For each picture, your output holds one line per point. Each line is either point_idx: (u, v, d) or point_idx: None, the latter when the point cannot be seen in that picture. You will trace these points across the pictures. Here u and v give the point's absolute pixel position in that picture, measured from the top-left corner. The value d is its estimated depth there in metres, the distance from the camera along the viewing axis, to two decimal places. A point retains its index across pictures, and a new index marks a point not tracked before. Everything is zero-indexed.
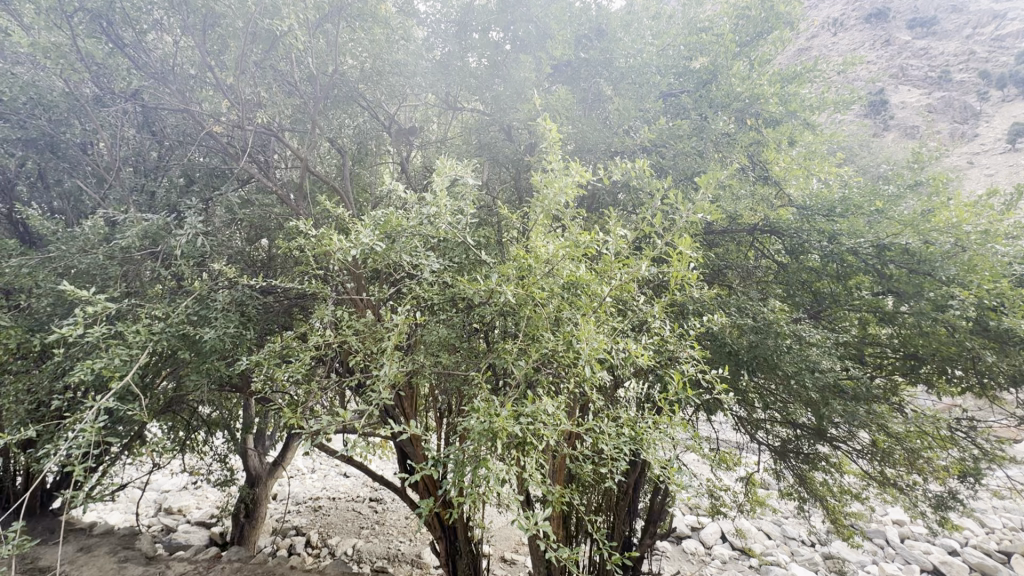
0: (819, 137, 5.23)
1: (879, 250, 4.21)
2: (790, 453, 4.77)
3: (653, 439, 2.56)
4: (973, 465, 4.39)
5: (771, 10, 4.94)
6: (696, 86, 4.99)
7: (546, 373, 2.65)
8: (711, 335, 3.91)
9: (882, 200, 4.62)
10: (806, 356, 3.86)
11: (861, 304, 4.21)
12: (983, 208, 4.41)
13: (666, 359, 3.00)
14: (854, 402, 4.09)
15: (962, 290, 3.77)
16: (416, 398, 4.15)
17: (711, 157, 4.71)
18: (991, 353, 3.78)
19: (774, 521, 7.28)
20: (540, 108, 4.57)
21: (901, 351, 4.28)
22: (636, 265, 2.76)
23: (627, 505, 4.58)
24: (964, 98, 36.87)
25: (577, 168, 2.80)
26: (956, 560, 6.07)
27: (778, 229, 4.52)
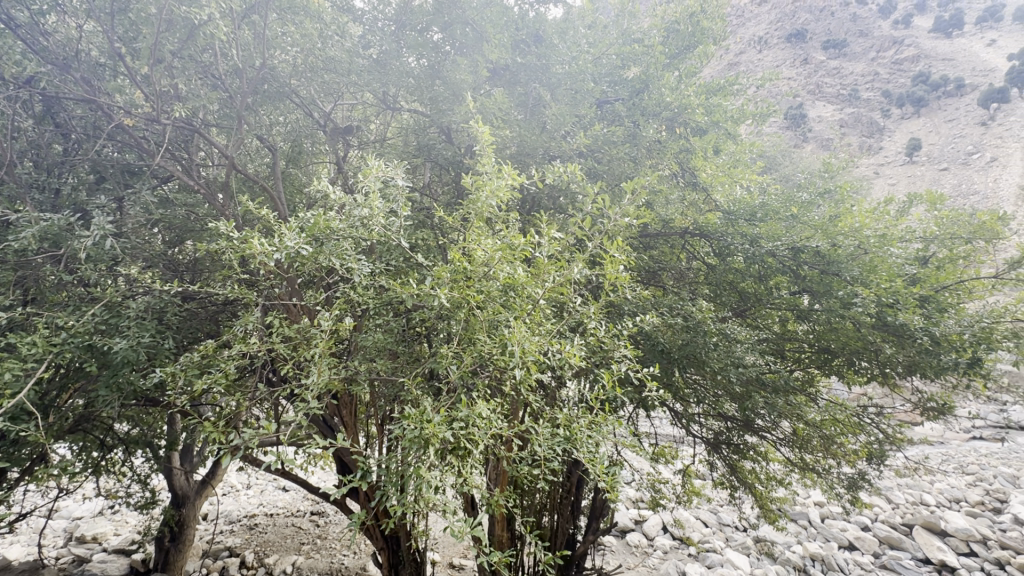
0: (742, 147, 5.58)
1: (794, 253, 4.55)
2: (721, 444, 5.02)
3: (587, 438, 2.60)
4: (878, 447, 4.80)
5: (696, 26, 5.22)
6: (629, 94, 5.18)
7: (482, 377, 2.64)
8: (646, 334, 4.06)
9: (797, 206, 4.98)
10: (731, 353, 4.08)
11: (780, 303, 4.52)
12: (880, 215, 4.87)
13: (601, 358, 3.07)
14: (774, 393, 4.37)
15: (864, 289, 4.13)
16: (356, 405, 4.01)
17: (644, 163, 4.89)
18: (889, 344, 4.16)
19: (710, 510, 7.65)
20: (478, 110, 4.57)
21: (816, 345, 4.62)
22: (569, 267, 2.82)
23: (573, 502, 4.66)
24: (870, 114, 40.64)
25: (510, 171, 2.83)
26: (867, 535, 6.61)
27: (706, 233, 4.78)
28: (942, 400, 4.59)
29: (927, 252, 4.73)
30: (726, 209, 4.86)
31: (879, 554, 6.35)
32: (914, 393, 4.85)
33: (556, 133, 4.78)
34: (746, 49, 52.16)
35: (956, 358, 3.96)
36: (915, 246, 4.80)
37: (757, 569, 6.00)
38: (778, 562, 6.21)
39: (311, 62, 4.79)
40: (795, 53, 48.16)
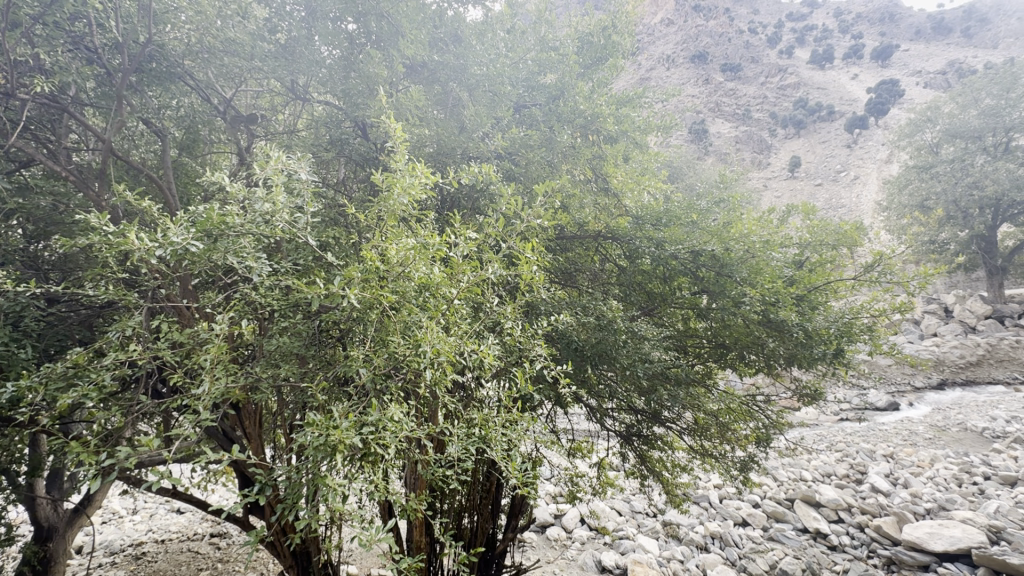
0: (649, 156, 5.94)
1: (694, 256, 4.87)
2: (632, 436, 5.32)
3: (502, 435, 2.62)
4: (764, 432, 5.33)
5: (608, 39, 5.52)
6: (546, 100, 5.33)
7: (395, 379, 2.56)
8: (559, 334, 4.17)
9: (697, 213, 5.38)
10: (638, 349, 4.34)
11: (683, 302, 4.87)
12: (764, 224, 5.45)
13: (516, 357, 3.11)
14: (677, 386, 4.69)
15: (751, 289, 4.59)
16: (261, 415, 3.72)
17: (559, 168, 5.05)
18: (772, 339, 4.65)
19: (623, 499, 8.04)
20: (394, 106, 4.44)
21: (713, 340, 5.04)
22: (484, 268, 2.82)
23: (492, 501, 4.68)
24: (760, 133, 45.22)
25: (423, 169, 2.76)
26: (757, 512, 7.30)
27: (616, 236, 5.03)
28: (814, 387, 5.21)
29: (802, 256, 5.36)
30: (635, 214, 5.13)
31: (767, 527, 7.06)
32: (794, 381, 5.43)
33: (473, 134, 4.76)
34: (655, 66, 55.84)
35: (824, 349, 4.53)
36: (792, 251, 5.41)
37: (665, 551, 6.41)
38: (683, 543, 6.68)
39: (207, 41, 4.35)
40: (697, 73, 52.36)
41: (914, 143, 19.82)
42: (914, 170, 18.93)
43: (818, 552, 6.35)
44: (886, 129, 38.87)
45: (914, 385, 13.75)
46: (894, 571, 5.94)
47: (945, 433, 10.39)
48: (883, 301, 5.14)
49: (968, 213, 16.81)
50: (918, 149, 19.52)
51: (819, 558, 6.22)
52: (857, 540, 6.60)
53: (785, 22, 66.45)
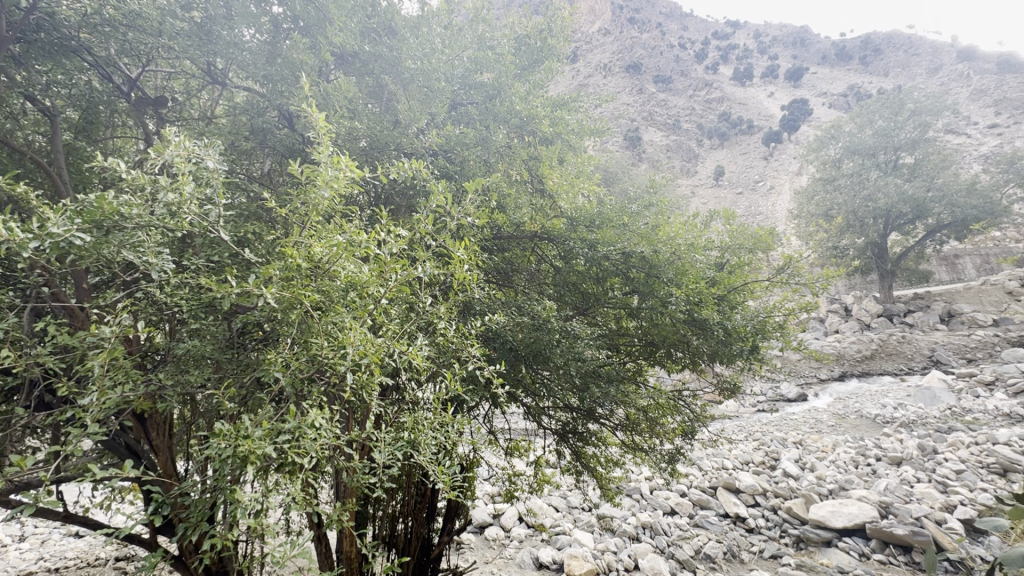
0: (583, 159, 6.08)
1: (625, 257, 5.03)
2: (568, 434, 5.41)
3: (432, 438, 2.55)
4: (690, 425, 5.61)
5: (544, 42, 5.63)
6: (482, 99, 5.30)
7: (317, 384, 2.42)
8: (493, 334, 4.15)
9: (628, 215, 5.54)
10: (572, 348, 4.41)
11: (614, 302, 5.02)
12: (689, 228, 5.75)
13: (448, 358, 3.05)
14: (609, 383, 4.82)
15: (677, 290, 4.82)
16: (171, 425, 3.39)
17: (495, 168, 5.05)
18: (695, 336, 4.91)
19: (560, 495, 8.18)
20: (322, 96, 4.22)
21: (643, 339, 5.23)
22: (413, 267, 2.73)
23: (428, 504, 4.57)
24: (689, 142, 47.85)
25: (348, 162, 2.59)
26: (684, 500, 7.68)
27: (552, 237, 5.08)
28: (734, 381, 5.56)
29: (723, 258, 5.71)
30: (570, 215, 5.21)
31: (692, 515, 7.44)
32: (716, 376, 5.75)
33: (407, 129, 4.62)
34: (593, 73, 57.59)
35: (741, 346, 4.85)
36: (713, 253, 5.76)
37: (599, 544, 6.58)
38: (616, 535, 6.89)
39: (106, 12, 3.96)
40: (632, 82, 54.52)
41: (821, 157, 21.78)
42: (820, 183, 20.84)
43: (737, 536, 6.79)
44: (798, 144, 42.45)
45: (819, 377, 15.11)
46: (802, 548, 6.47)
47: (845, 420, 11.49)
48: (792, 300, 5.58)
49: (864, 222, 18.74)
50: (824, 163, 21.51)
51: (738, 541, 6.65)
52: (771, 522, 7.12)
53: (711, 40, 70.94)
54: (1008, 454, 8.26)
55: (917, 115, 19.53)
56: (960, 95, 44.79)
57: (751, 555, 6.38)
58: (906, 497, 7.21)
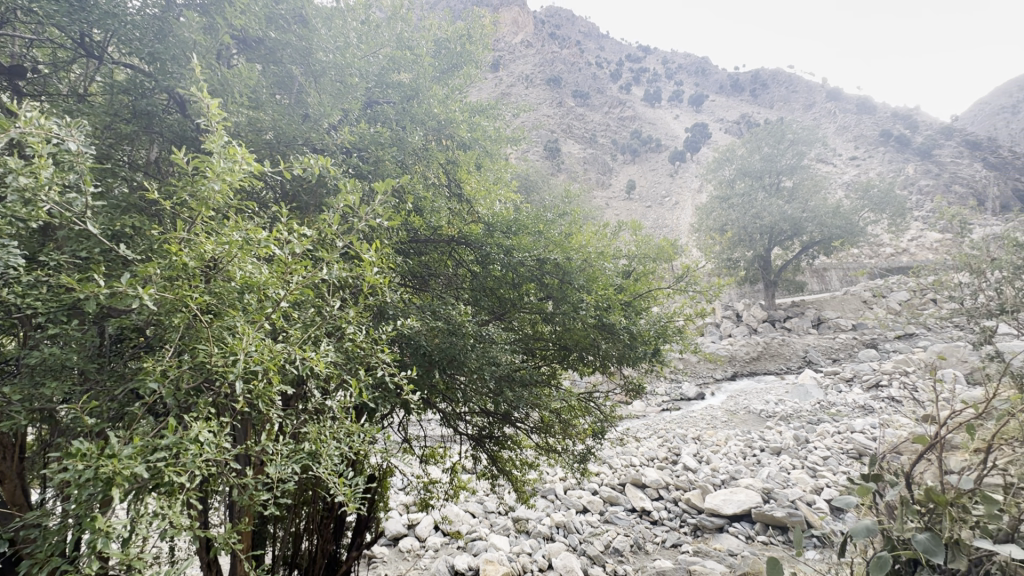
0: (502, 165, 6.17)
1: (540, 264, 5.13)
2: (484, 438, 5.47)
3: (336, 448, 2.43)
4: (599, 425, 5.85)
5: (462, 49, 5.70)
6: (399, 99, 5.17)
7: (205, 394, 2.21)
8: (407, 339, 4.05)
9: (543, 223, 5.60)
10: (486, 353, 4.43)
11: (529, 307, 5.14)
12: (597, 237, 6.08)
13: (356, 364, 2.93)
14: (522, 386, 4.90)
15: (587, 295, 5.06)
16: (21, 450, 2.96)
17: (411, 169, 4.95)
18: (604, 340, 5.16)
19: (476, 501, 8.15)
20: (221, 82, 3.87)
21: (557, 343, 5.41)
22: (318, 268, 2.58)
23: (336, 518, 4.37)
24: (604, 156, 50.38)
25: (246, 155, 2.39)
26: (595, 498, 7.99)
27: (468, 241, 5.08)
28: (639, 382, 5.91)
29: (630, 267, 6.08)
30: (487, 220, 5.17)
31: (603, 511, 7.76)
32: (624, 378, 6.06)
33: (318, 124, 4.37)
34: (515, 83, 58.80)
35: (645, 349, 5.24)
36: (621, 261, 6.11)
37: (515, 547, 6.64)
38: (531, 536, 7.00)
39: None
40: (552, 96, 56.40)
41: (717, 178, 24.00)
42: (716, 201, 22.93)
43: (643, 528, 7.20)
44: (699, 164, 46.40)
45: (714, 377, 16.53)
46: (698, 535, 7.01)
47: (736, 416, 12.67)
48: (690, 307, 6.07)
49: (753, 238, 20.88)
50: (719, 183, 23.72)
51: (644, 533, 7.05)
52: (672, 513, 7.63)
53: (624, 63, 75.62)
54: (861, 440, 9.59)
55: (795, 146, 22.23)
56: (827, 130, 51.80)
57: (655, 545, 6.79)
58: (785, 483, 8.10)
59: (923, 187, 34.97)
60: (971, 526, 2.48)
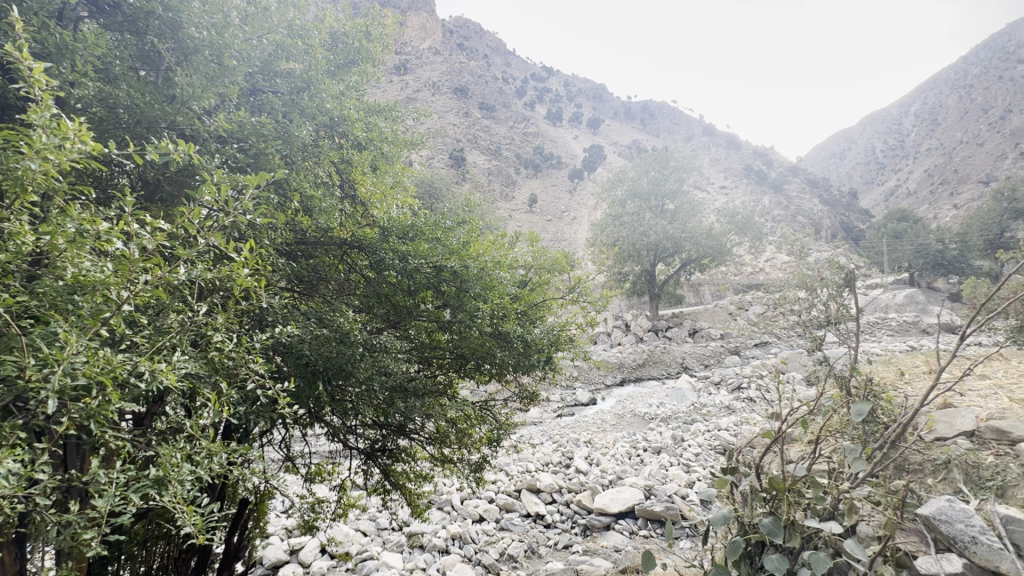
0: (401, 170, 6.05)
1: (437, 271, 4.99)
2: (376, 452, 5.26)
3: (189, 470, 2.13)
4: (495, 434, 5.83)
5: (360, 45, 5.42)
6: (287, 90, 4.76)
7: (15, 413, 1.82)
8: (288, 348, 3.74)
9: (443, 228, 5.29)
10: (376, 362, 4.20)
11: (425, 315, 5.04)
12: (495, 246, 6.18)
13: (221, 375, 2.62)
14: (415, 396, 4.73)
15: (484, 304, 5.09)
16: None
17: (300, 167, 4.59)
18: (499, 349, 5.25)
19: (368, 518, 7.71)
20: (60, 45, 3.27)
21: (454, 352, 5.36)
22: (175, 267, 2.26)
23: (199, 551, 3.88)
24: (508, 169, 51.58)
25: (84, 135, 2.03)
26: (492, 506, 7.96)
27: (362, 246, 4.87)
28: (533, 390, 6.04)
29: (527, 277, 6.23)
30: (383, 224, 4.99)
31: (499, 519, 7.77)
32: (519, 386, 6.15)
33: (185, 107, 3.83)
34: (421, 88, 58.05)
35: (537, 357, 5.45)
36: (518, 272, 6.24)
37: (408, 564, 6.40)
38: (425, 551, 6.79)
39: None
40: (459, 105, 56.56)
41: (611, 197, 25.70)
42: (610, 218, 24.51)
43: (536, 532, 7.35)
44: (595, 183, 49.43)
45: (605, 383, 17.53)
46: (588, 535, 7.31)
47: (623, 419, 13.54)
48: (581, 316, 6.41)
49: (640, 253, 22.62)
50: (612, 202, 25.44)
51: (537, 538, 7.20)
52: (564, 516, 7.88)
53: (527, 81, 78.52)
54: (726, 437, 10.76)
55: (677, 173, 24.66)
56: (703, 161, 58.29)
57: (548, 549, 6.96)
58: (664, 479, 8.79)
59: (775, 216, 40.73)
60: (803, 508, 2.87)
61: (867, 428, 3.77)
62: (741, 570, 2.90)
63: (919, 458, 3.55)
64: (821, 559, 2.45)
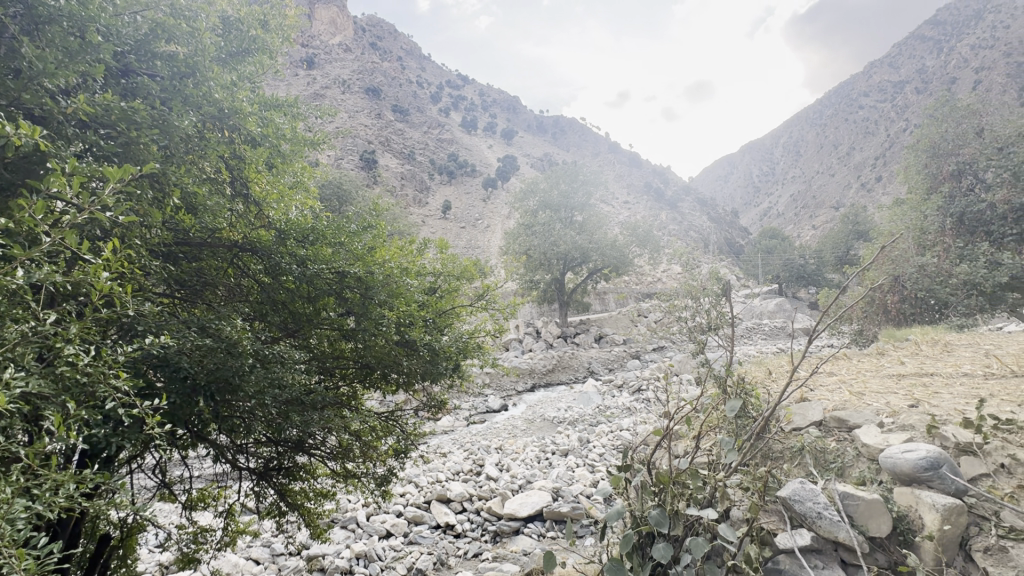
0: (297, 169, 5.71)
1: (339, 277, 4.77)
2: (271, 471, 4.88)
3: (25, 506, 1.82)
4: (402, 445, 5.67)
5: (256, 35, 5.05)
6: (167, 76, 4.23)
7: None
8: (163, 360, 3.34)
9: (346, 233, 5.09)
10: (270, 374, 3.91)
11: (327, 323, 4.80)
12: (403, 253, 6.06)
13: (72, 393, 2.27)
14: (311, 409, 4.47)
15: (389, 311, 4.96)
16: None
17: (181, 161, 4.12)
18: (406, 357, 5.14)
19: (260, 545, 7.09)
20: None
21: (358, 361, 5.15)
22: (12, 269, 1.92)
23: None
24: (422, 174, 50.78)
25: None
26: (400, 520, 7.70)
27: (255, 249, 4.52)
28: (441, 398, 5.97)
29: (435, 284, 6.19)
30: (279, 227, 4.69)
31: (407, 533, 7.53)
32: (428, 394, 6.05)
33: (35, 84, 3.27)
34: (329, 85, 55.37)
35: (445, 364, 5.42)
36: (426, 279, 6.16)
37: None
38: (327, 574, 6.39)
39: None
40: (370, 106, 54.76)
41: (524, 206, 26.31)
42: (522, 228, 25.08)
43: (446, 543, 7.23)
44: (509, 192, 50.36)
45: (517, 389, 17.81)
46: (497, 541, 7.34)
47: (533, 424, 13.83)
48: (489, 323, 6.49)
49: (551, 263, 23.35)
50: (525, 212, 26.08)
51: (447, 548, 7.09)
52: (474, 524, 7.84)
53: (442, 87, 78.18)
54: (627, 436, 11.44)
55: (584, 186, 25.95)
56: (609, 177, 61.91)
57: (457, 559, 6.87)
58: (570, 481, 9.12)
59: (671, 231, 44.40)
60: (687, 499, 3.14)
61: (739, 423, 4.23)
62: (632, 562, 3.08)
63: (780, 446, 4.05)
64: (699, 543, 2.69)
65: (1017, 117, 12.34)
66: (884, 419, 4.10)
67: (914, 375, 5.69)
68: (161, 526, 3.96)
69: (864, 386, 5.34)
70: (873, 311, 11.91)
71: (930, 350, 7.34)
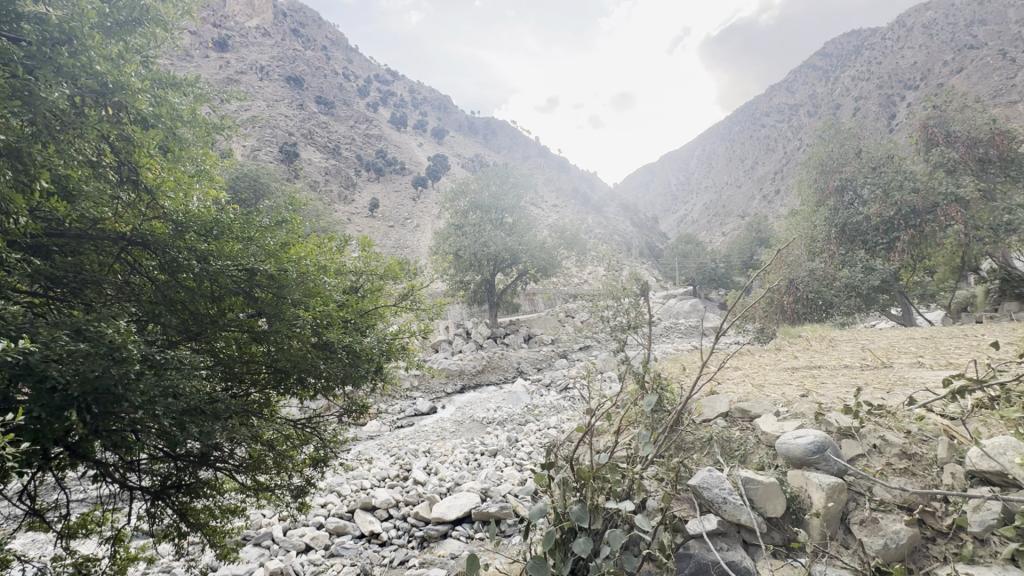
0: (197, 156, 5.21)
1: (248, 274, 4.41)
2: (167, 489, 4.40)
3: None
4: (322, 453, 5.34)
5: (147, 5, 4.56)
6: (35, 41, 3.66)
7: None
8: (25, 369, 2.87)
9: (255, 228, 4.72)
10: (163, 382, 3.50)
11: (233, 324, 4.41)
12: (320, 251, 5.72)
13: None
14: (214, 420, 4.07)
15: (304, 312, 4.64)
16: None
17: (52, 140, 3.60)
18: (323, 360, 4.83)
19: (157, 571, 6.38)
20: None
21: (271, 365, 4.79)
22: None
23: None
24: (347, 170, 48.72)
25: None
26: (320, 532, 7.27)
27: (148, 243, 4.05)
28: (364, 402, 5.70)
29: (357, 283, 5.90)
30: (176, 219, 4.24)
31: (328, 545, 7.13)
32: (349, 399, 5.75)
33: None
34: (244, 70, 51.56)
35: (367, 367, 5.18)
36: (347, 278, 5.87)
37: None
38: None
39: None
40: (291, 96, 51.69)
41: (454, 206, 26.03)
42: (452, 228, 24.81)
43: (370, 553, 6.92)
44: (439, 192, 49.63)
45: (445, 391, 17.55)
46: (424, 546, 7.14)
47: (462, 425, 13.68)
48: (413, 323, 6.30)
49: (481, 263, 23.31)
50: (455, 212, 25.83)
51: (371, 558, 6.79)
52: (400, 531, 7.57)
53: (369, 80, 75.58)
54: (554, 434, 11.64)
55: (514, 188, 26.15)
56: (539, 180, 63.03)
57: (382, 568, 6.60)
58: (498, 481, 9.11)
59: (597, 234, 46.02)
60: (606, 492, 3.22)
61: (656, 416, 4.44)
62: (555, 558, 3.11)
63: (691, 437, 4.29)
64: (617, 534, 2.76)
65: (887, 141, 14.08)
66: (781, 408, 4.48)
67: (806, 368, 6.28)
68: (30, 560, 3.40)
69: (765, 379, 5.80)
70: (773, 311, 13.07)
71: (819, 346, 8.15)
